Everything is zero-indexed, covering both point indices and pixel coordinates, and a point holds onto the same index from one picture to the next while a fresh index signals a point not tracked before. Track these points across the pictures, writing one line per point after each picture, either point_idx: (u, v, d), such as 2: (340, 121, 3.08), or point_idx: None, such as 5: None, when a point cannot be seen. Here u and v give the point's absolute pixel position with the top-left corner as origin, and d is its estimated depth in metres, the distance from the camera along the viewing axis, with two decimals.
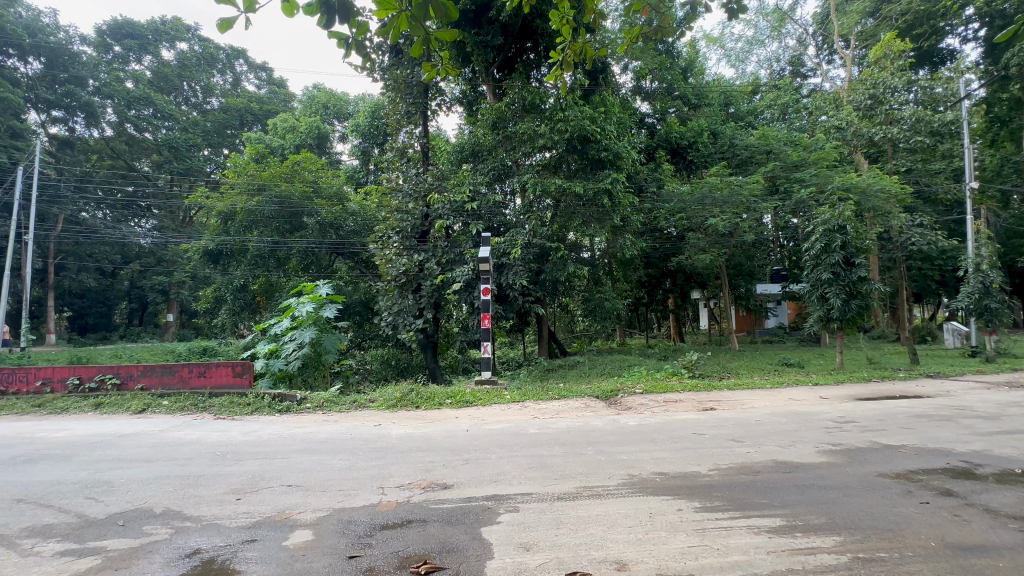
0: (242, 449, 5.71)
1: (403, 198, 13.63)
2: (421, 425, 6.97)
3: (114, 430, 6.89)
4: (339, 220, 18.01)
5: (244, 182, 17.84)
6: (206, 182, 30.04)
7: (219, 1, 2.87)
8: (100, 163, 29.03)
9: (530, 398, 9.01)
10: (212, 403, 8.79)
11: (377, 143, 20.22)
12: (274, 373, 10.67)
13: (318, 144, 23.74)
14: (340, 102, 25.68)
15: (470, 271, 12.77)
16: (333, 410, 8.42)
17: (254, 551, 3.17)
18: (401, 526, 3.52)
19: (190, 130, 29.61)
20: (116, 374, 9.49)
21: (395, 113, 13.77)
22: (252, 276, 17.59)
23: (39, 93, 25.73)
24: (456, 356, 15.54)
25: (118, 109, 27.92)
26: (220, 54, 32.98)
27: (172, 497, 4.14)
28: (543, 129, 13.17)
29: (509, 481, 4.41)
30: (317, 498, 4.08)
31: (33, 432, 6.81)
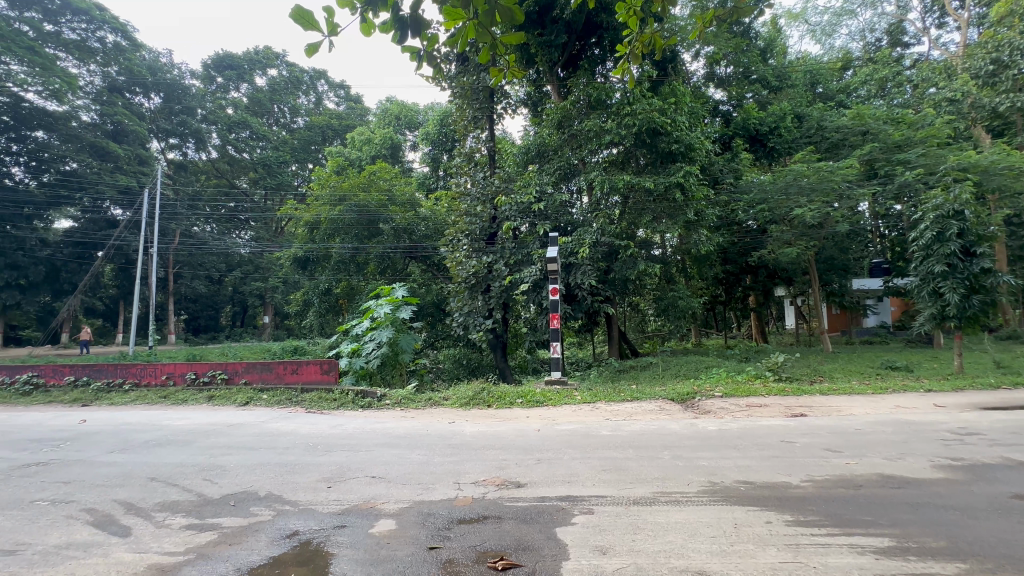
0: (330, 441, 6.16)
1: (472, 202, 13.98)
2: (494, 424, 7.11)
3: (223, 420, 7.71)
4: (412, 225, 18.95)
5: (327, 193, 19.11)
6: (295, 196, 32.75)
7: (306, 28, 3.10)
8: (207, 182, 32.56)
9: (601, 399, 8.87)
10: (303, 397, 9.59)
11: (446, 149, 20.91)
12: (356, 370, 11.38)
13: (392, 154, 24.98)
14: (411, 112, 26.87)
15: (538, 272, 12.78)
16: (410, 407, 8.84)
17: (344, 536, 3.40)
18: (477, 521, 3.61)
19: (281, 148, 32.49)
20: (224, 370, 10.62)
21: (463, 119, 14.14)
22: (335, 280, 18.91)
23: (160, 124, 29.72)
24: (525, 356, 15.64)
25: (221, 133, 31.17)
26: (305, 76, 35.84)
27: (273, 483, 4.57)
28: (610, 125, 12.90)
29: (583, 482, 4.36)
30: (399, 490, 4.30)
31: (161, 420, 7.80)
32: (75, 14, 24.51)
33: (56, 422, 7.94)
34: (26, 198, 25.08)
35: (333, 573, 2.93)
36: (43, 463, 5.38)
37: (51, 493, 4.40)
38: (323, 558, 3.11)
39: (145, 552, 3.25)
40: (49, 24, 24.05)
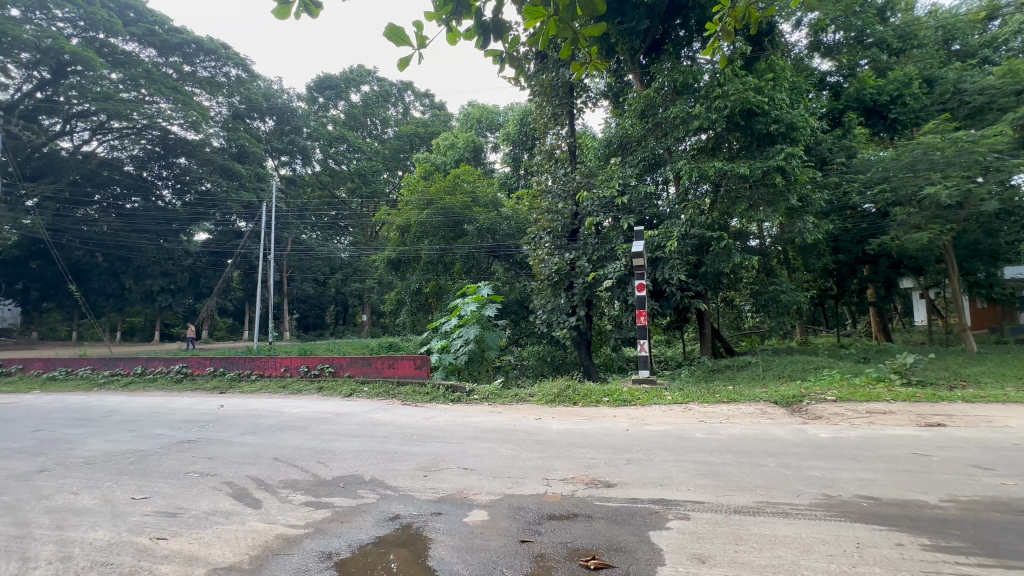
0: (425, 433, 6.52)
1: (553, 199, 13.91)
2: (580, 422, 7.05)
3: (332, 409, 8.49)
4: (495, 224, 19.47)
5: (416, 198, 20.15)
6: (387, 202, 35.05)
7: (398, 44, 3.29)
8: (313, 193, 35.97)
9: (693, 400, 8.42)
10: (400, 390, 10.24)
11: (527, 148, 21.10)
12: (446, 366, 11.91)
13: (475, 156, 25.77)
14: (491, 114, 27.47)
15: (622, 268, 12.40)
16: (497, 403, 9.07)
17: (441, 523, 3.58)
18: (568, 518, 3.61)
19: (374, 158, 34.98)
20: (331, 364, 11.70)
21: (543, 117, 14.16)
22: (425, 280, 19.93)
23: (273, 144, 33.34)
24: (610, 354, 15.30)
25: (323, 148, 34.25)
26: (394, 89, 38.15)
27: (377, 468, 4.94)
28: (697, 109, 12.15)
29: (677, 486, 4.17)
30: (490, 482, 4.44)
31: (281, 408, 8.79)
32: (207, 55, 28.25)
33: (202, 405, 9.29)
34: (173, 216, 29.53)
35: (433, 557, 3.10)
36: (193, 441, 6.31)
37: (201, 465, 5.17)
38: (423, 542, 3.31)
39: (273, 523, 3.68)
40: (187, 65, 28.09)
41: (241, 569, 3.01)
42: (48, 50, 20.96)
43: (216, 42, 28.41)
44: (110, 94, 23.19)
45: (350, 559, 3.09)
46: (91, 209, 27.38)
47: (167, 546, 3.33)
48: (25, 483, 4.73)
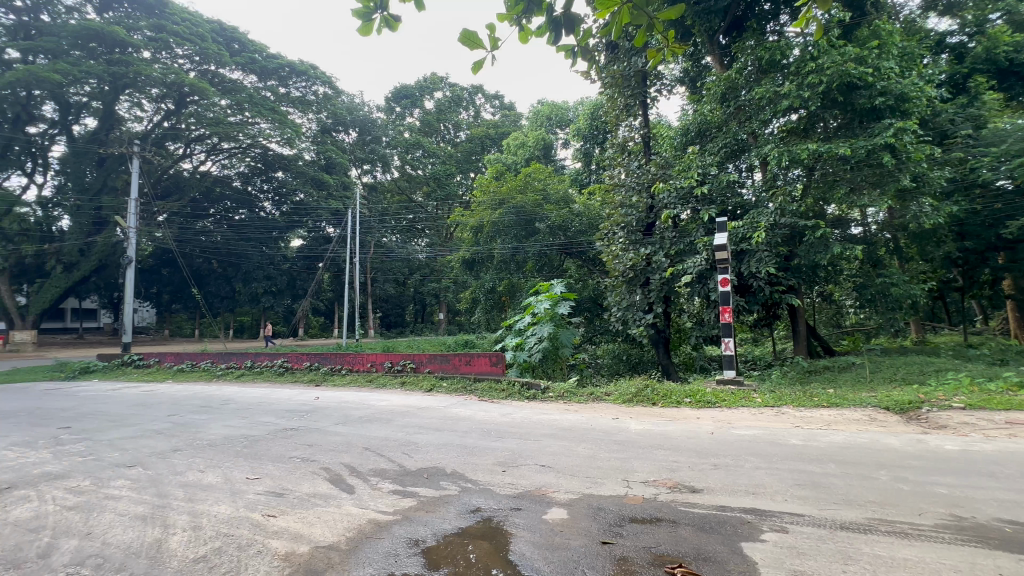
0: (502, 429, 6.65)
1: (627, 192, 13.43)
2: (661, 423, 6.80)
3: (414, 403, 8.93)
4: (567, 222, 19.30)
5: (488, 199, 20.64)
6: (461, 203, 36.14)
7: (471, 48, 3.35)
8: (392, 199, 38.01)
9: (787, 403, 7.78)
10: (476, 387, 10.53)
11: (598, 142, 20.63)
12: (520, 363, 12.02)
13: (545, 154, 25.73)
14: (561, 110, 27.23)
15: (703, 262, 11.70)
16: (573, 401, 9.01)
17: (521, 519, 3.63)
18: (650, 522, 3.50)
19: (448, 161, 36.23)
20: (413, 360, 12.30)
21: (615, 109, 13.73)
22: (498, 279, 20.24)
23: (356, 154, 35.64)
24: (690, 353, 14.58)
25: (400, 155, 36.03)
26: (465, 93, 39.19)
27: (458, 462, 5.11)
28: (787, 88, 11.17)
29: (771, 496, 3.89)
30: (568, 481, 4.41)
31: (369, 401, 9.39)
32: (298, 76, 31.09)
33: (302, 397, 10.18)
34: (273, 224, 32.68)
35: (514, 551, 3.15)
36: (294, 429, 6.95)
37: (302, 452, 5.67)
38: (504, 536, 3.37)
39: (366, 509, 3.95)
40: (283, 87, 31.04)
41: (338, 549, 3.26)
42: (172, 84, 23.96)
43: (306, 64, 31.11)
44: (221, 118, 26.06)
45: (435, 547, 3.23)
46: (207, 222, 31.10)
47: (276, 523, 3.69)
48: (164, 460, 5.48)
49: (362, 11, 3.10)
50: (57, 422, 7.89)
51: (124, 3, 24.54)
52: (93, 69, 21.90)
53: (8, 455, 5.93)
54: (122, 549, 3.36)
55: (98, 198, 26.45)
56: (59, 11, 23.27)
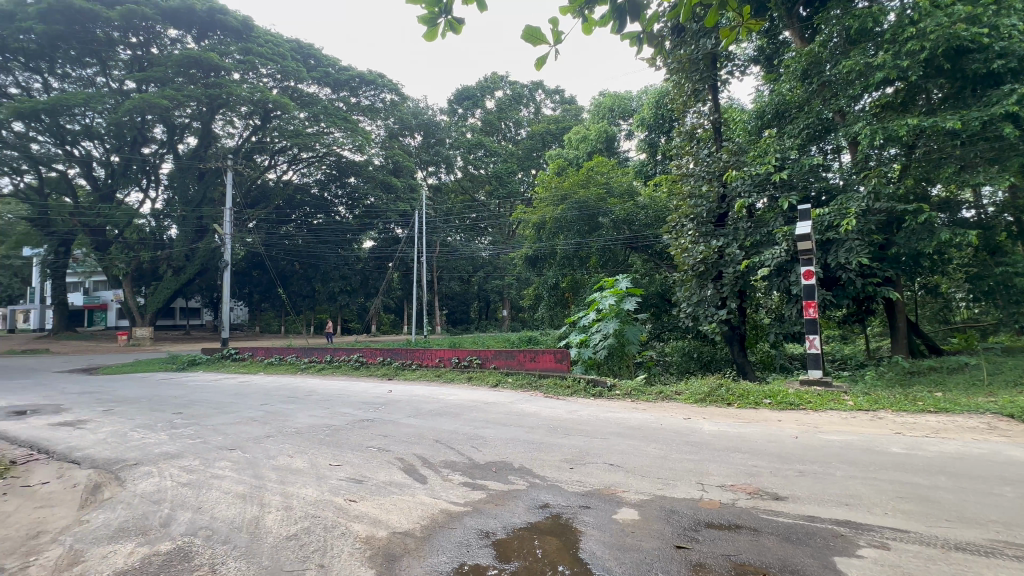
0: (568, 425, 6.62)
1: (696, 182, 12.72)
2: (737, 425, 6.44)
3: (481, 398, 9.12)
4: (631, 215, 18.74)
5: (551, 195, 20.57)
6: (522, 200, 36.36)
7: (534, 44, 3.33)
8: (456, 198, 39.01)
9: (884, 407, 7.05)
10: (541, 383, 10.56)
11: (663, 131, 19.74)
12: (585, 360, 11.96)
13: (608, 146, 25.14)
14: (624, 100, 26.40)
15: (783, 253, 10.88)
16: (640, 399, 8.77)
17: (590, 517, 3.59)
18: (729, 528, 3.33)
19: (509, 159, 36.51)
20: (478, 356, 12.56)
21: (681, 95, 12.98)
22: (561, 276, 20.17)
23: (422, 156, 36.98)
24: (769, 351, 13.65)
25: (463, 155, 36.88)
26: (525, 90, 39.19)
27: (525, 457, 5.17)
28: (881, 57, 10.07)
29: (868, 508, 3.55)
30: (638, 481, 4.31)
31: (437, 395, 9.73)
32: (368, 85, 32.82)
33: (376, 390, 10.76)
34: (347, 227, 34.84)
35: (584, 550, 3.12)
36: (370, 420, 7.36)
37: (378, 441, 5.99)
38: (573, 533, 3.35)
39: (438, 499, 4.09)
40: (354, 97, 32.90)
41: (414, 536, 3.41)
42: (258, 102, 25.99)
43: (374, 73, 32.78)
44: (300, 130, 28.08)
45: (505, 540, 3.29)
46: (290, 227, 33.77)
47: (358, 507, 3.94)
48: (259, 445, 6.03)
49: (427, 16, 3.19)
50: (172, 408, 8.96)
51: (216, 31, 27.06)
52: (194, 93, 24.48)
53: (134, 435, 6.81)
54: (227, 523, 3.74)
55: (199, 209, 29.49)
56: (165, 43, 26.10)
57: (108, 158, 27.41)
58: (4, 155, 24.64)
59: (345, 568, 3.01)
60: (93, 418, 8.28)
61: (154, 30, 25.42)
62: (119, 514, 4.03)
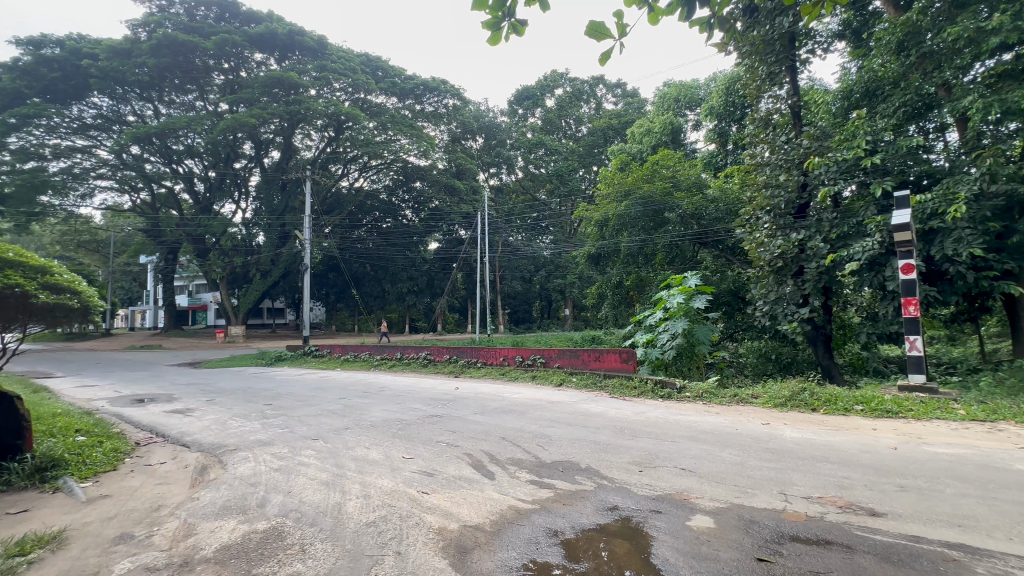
0: (636, 427, 6.47)
1: (772, 171, 11.83)
2: (823, 432, 5.95)
3: (545, 397, 9.15)
4: (700, 210, 17.95)
5: (613, 191, 20.03)
6: (584, 198, 35.87)
7: (599, 39, 3.28)
8: (517, 199, 39.29)
9: (1005, 418, 6.19)
10: (607, 383, 10.39)
11: (735, 119, 18.60)
12: (652, 360, 11.46)
13: (674, 139, 24.08)
14: (691, 89, 25.12)
15: (876, 246, 9.89)
16: (713, 402, 8.36)
17: (662, 522, 3.49)
18: (818, 543, 3.09)
19: (570, 157, 36.05)
20: (542, 356, 12.59)
21: (755, 80, 12.13)
22: (625, 274, 19.73)
23: (484, 158, 37.82)
24: (860, 353, 12.46)
25: (524, 155, 37.02)
26: (585, 86, 38.45)
27: (592, 457, 5.12)
28: (998, 20, 8.80)
29: (987, 532, 3.13)
30: (714, 487, 4.11)
31: (502, 392, 9.88)
32: (431, 92, 33.95)
33: (444, 387, 11.12)
34: (414, 230, 36.46)
35: (656, 555, 3.03)
36: (439, 415, 7.63)
37: (447, 436, 6.20)
38: (644, 538, 3.27)
39: (506, 495, 4.17)
40: (418, 104, 34.16)
41: (484, 530, 3.50)
42: (331, 114, 27.69)
43: (437, 80, 33.84)
44: (370, 139, 29.55)
45: (574, 540, 3.28)
46: (362, 231, 35.78)
47: (430, 499, 4.10)
48: (339, 436, 6.46)
49: (491, 21, 3.25)
50: (264, 399, 9.84)
51: (295, 51, 29.34)
52: (277, 111, 26.59)
53: (233, 423, 7.55)
54: (314, 507, 4.04)
55: (282, 217, 32.06)
56: (252, 66, 28.48)
57: (206, 174, 30.55)
58: (123, 174, 28.25)
59: (420, 556, 3.14)
60: (199, 406, 9.28)
61: (243, 56, 27.83)
62: (222, 493, 4.49)
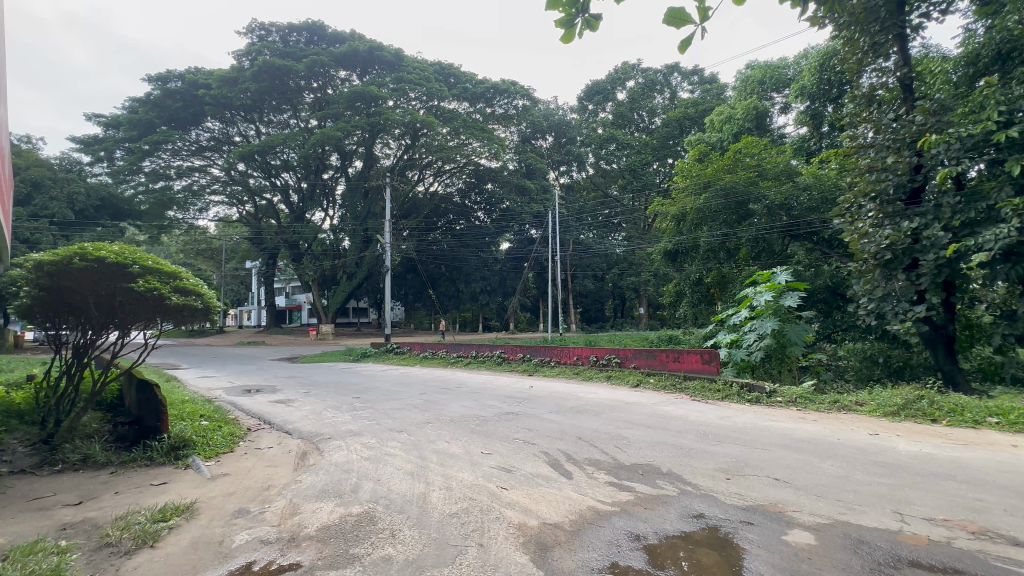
0: (721, 432, 6.12)
1: (877, 154, 10.58)
2: (946, 446, 5.24)
3: (621, 398, 8.92)
4: (790, 199, 16.41)
5: (691, 183, 18.96)
6: (658, 192, 34.54)
7: (678, 25, 3.15)
8: (588, 196, 38.71)
9: None
10: (687, 385, 9.94)
11: (830, 99, 16.88)
12: (737, 363, 10.85)
13: (758, 125, 22.38)
14: (779, 70, 23.15)
15: (1012, 233, 8.46)
16: (809, 409, 7.69)
17: (754, 534, 3.27)
18: (943, 572, 2.73)
19: (643, 151, 34.85)
20: (617, 355, 12.33)
21: (855, 53, 10.80)
22: (705, 270, 18.77)
23: (554, 157, 37.87)
24: (992, 357, 10.80)
25: (595, 151, 36.36)
26: (659, 76, 36.87)
27: (673, 462, 4.92)
28: None
29: None
30: (813, 501, 3.79)
31: (577, 392, 9.80)
32: (501, 95, 34.49)
33: (518, 385, 11.26)
34: (486, 231, 37.38)
35: (748, 569, 2.86)
36: (515, 413, 7.75)
37: (524, 434, 6.27)
38: (734, 550, 3.08)
39: (585, 495, 4.13)
40: (489, 107, 34.85)
41: (564, 529, 3.50)
42: (409, 123, 29.05)
43: (507, 82, 34.31)
44: (444, 145, 30.60)
45: (657, 545, 3.17)
46: (437, 233, 37.21)
47: (509, 495, 4.18)
48: (421, 429, 6.78)
49: (565, 19, 3.24)
50: (353, 393, 10.58)
51: (375, 66, 31.20)
52: (359, 123, 28.35)
53: (328, 414, 8.20)
54: (401, 496, 4.28)
55: (365, 222, 34.24)
56: (338, 82, 30.57)
57: (300, 185, 33.48)
58: (232, 188, 31.86)
59: (502, 550, 3.21)
60: (298, 398, 10.20)
61: (330, 74, 30.00)
62: (321, 477, 4.91)
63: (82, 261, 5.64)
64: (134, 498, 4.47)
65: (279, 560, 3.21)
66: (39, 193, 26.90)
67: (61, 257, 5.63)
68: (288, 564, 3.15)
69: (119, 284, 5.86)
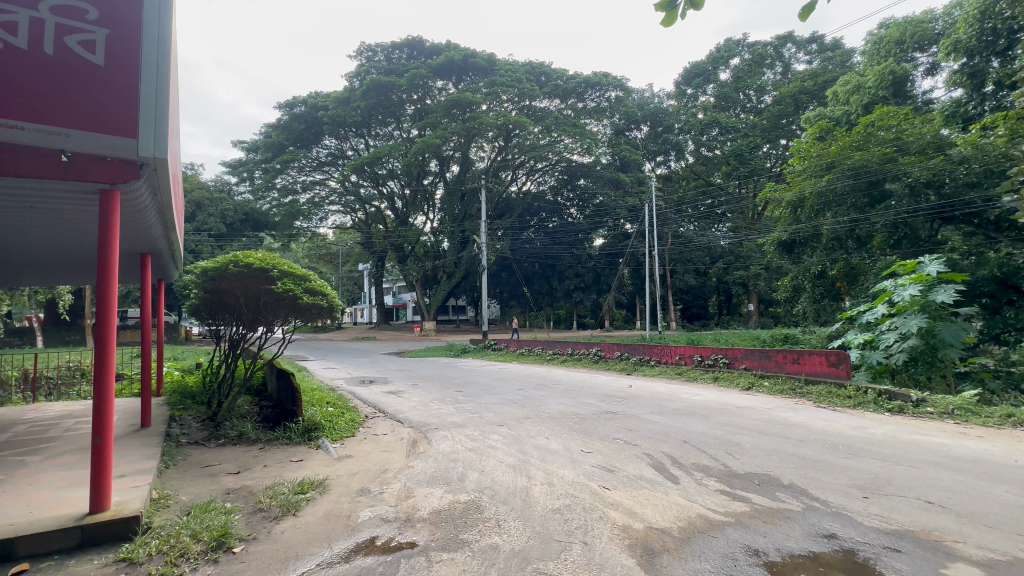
0: (855, 444, 5.41)
1: None
2: None
3: (731, 402, 8.28)
4: (940, 176, 14.01)
5: (810, 165, 16.88)
6: (769, 177, 31.59)
7: None
8: (688, 185, 36.40)
9: None
10: (809, 390, 8.94)
11: (995, 52, 13.99)
12: (873, 366, 9.60)
13: (896, 91, 19.30)
14: (923, 25, 19.63)
15: None
16: (971, 422, 6.51)
17: (904, 564, 2.85)
18: None
19: (751, 133, 32.05)
20: (724, 355, 11.49)
21: None
22: (829, 261, 16.99)
23: (650, 147, 36.16)
24: None
25: (695, 138, 34.10)
26: (769, 49, 33.39)
27: (797, 474, 4.46)
28: None
29: None
30: (982, 533, 3.19)
31: (681, 393, 9.29)
32: (593, 88, 33.79)
33: (615, 384, 11.01)
34: (579, 227, 37.03)
35: None
36: (614, 412, 7.58)
37: (624, 435, 6.11)
38: None
39: (694, 502, 3.92)
40: (580, 102, 34.41)
41: (672, 535, 3.36)
42: (503, 125, 29.46)
43: (599, 75, 33.51)
44: (536, 144, 31.03)
45: (778, 564, 2.91)
46: (531, 231, 37.63)
47: (612, 495, 4.11)
48: (520, 424, 6.93)
49: (665, 2, 3.09)
50: (455, 387, 11.12)
51: (469, 72, 32.42)
52: (456, 130, 29.59)
53: (434, 406, 8.73)
54: (504, 488, 4.42)
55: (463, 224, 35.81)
56: (435, 92, 32.17)
57: (403, 191, 35.88)
58: (346, 199, 35.19)
59: (607, 551, 3.17)
60: (406, 389, 10.98)
61: (427, 85, 31.72)
62: (429, 465, 5.25)
63: (236, 267, 6.74)
64: (278, 472, 5.16)
65: (398, 538, 3.50)
66: (201, 211, 32.21)
67: (220, 265, 6.80)
68: (404, 543, 3.42)
69: (262, 287, 6.82)
